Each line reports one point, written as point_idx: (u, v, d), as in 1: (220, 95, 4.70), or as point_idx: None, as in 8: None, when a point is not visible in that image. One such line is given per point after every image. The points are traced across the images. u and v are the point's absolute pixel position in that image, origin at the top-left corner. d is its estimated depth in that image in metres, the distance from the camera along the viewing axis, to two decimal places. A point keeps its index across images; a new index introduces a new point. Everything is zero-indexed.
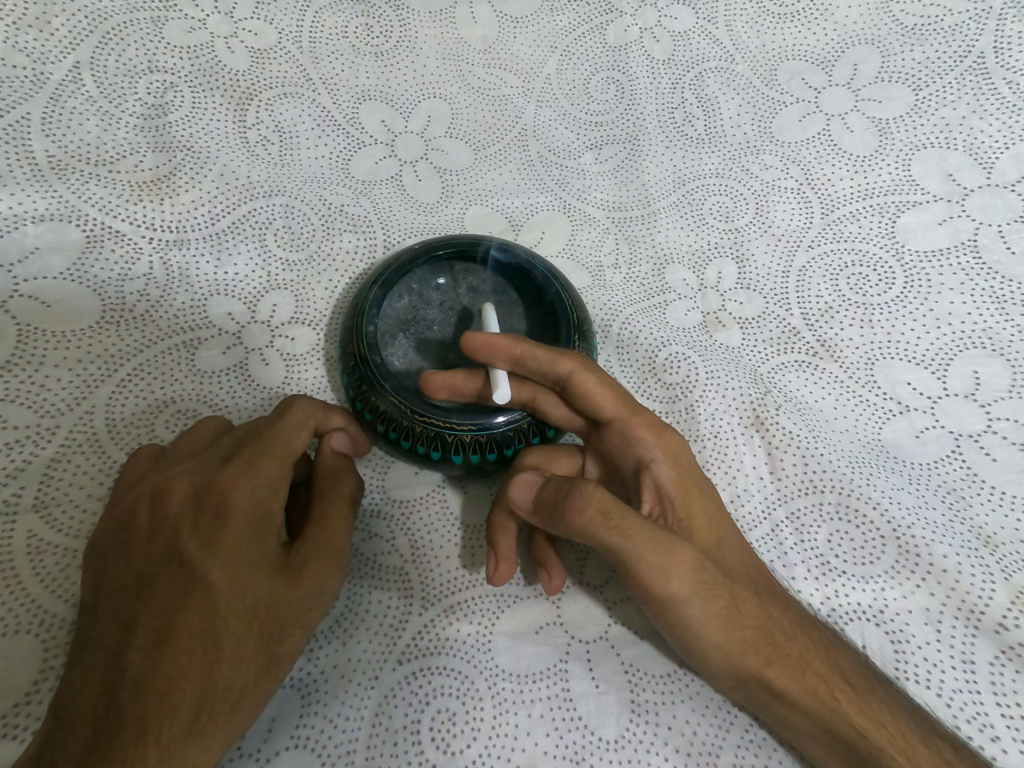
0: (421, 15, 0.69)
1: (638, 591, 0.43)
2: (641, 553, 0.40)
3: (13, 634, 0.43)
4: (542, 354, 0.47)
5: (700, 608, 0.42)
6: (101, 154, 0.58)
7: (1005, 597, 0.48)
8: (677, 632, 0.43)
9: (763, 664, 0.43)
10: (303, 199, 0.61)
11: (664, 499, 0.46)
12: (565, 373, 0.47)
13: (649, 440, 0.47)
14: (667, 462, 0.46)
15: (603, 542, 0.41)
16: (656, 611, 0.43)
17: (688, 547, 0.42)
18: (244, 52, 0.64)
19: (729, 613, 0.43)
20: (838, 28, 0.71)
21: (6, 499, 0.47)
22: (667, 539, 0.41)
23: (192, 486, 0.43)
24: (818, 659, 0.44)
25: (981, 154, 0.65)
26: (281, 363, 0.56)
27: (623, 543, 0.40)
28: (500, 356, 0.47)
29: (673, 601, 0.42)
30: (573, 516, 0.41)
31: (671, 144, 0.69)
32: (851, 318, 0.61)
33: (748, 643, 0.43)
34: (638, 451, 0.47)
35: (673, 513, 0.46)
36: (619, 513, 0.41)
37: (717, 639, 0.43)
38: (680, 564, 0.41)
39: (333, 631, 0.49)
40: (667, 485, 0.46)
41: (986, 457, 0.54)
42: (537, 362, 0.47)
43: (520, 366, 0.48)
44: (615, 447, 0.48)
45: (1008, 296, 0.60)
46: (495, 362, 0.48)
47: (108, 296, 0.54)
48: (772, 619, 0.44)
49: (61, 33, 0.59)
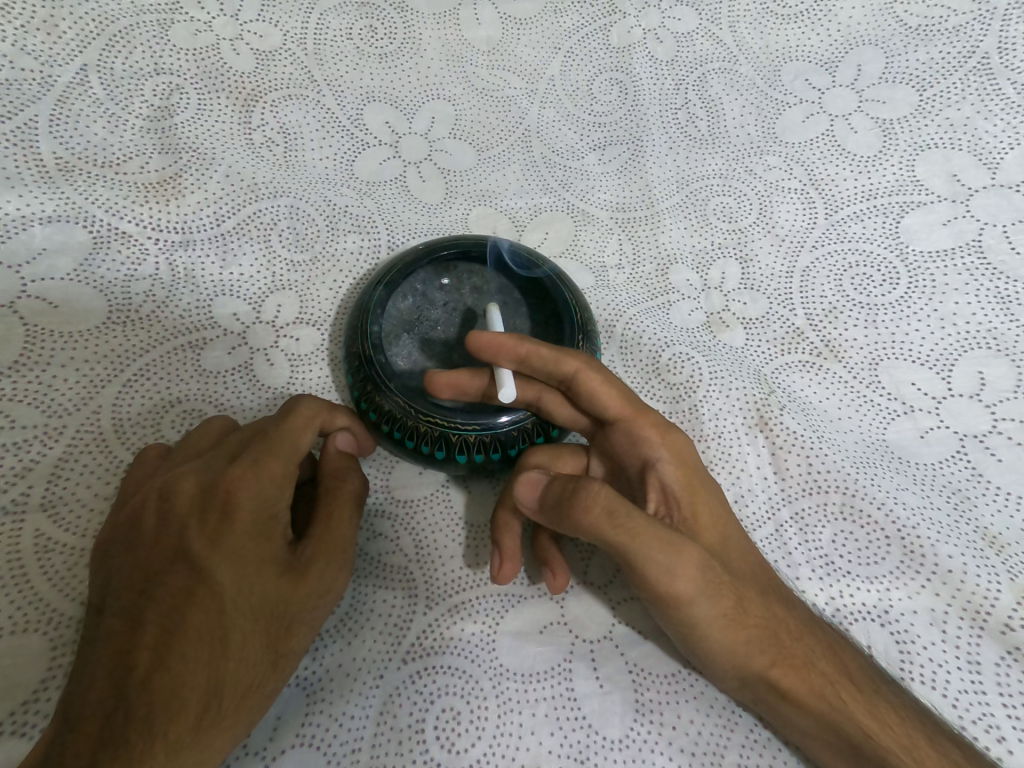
0: (424, 17, 0.69)
1: (643, 591, 0.43)
2: (647, 551, 0.40)
3: (20, 633, 0.43)
4: (547, 353, 0.47)
5: (705, 608, 0.42)
6: (107, 156, 0.58)
7: (1010, 597, 0.48)
8: (682, 632, 0.43)
9: (768, 664, 0.43)
10: (308, 200, 0.62)
11: (669, 498, 0.46)
12: (570, 372, 0.47)
13: (655, 440, 0.47)
14: (672, 461, 0.46)
15: (608, 541, 0.41)
16: (662, 610, 0.43)
17: (694, 546, 0.42)
18: (249, 54, 0.64)
19: (734, 613, 0.43)
20: (841, 29, 0.71)
21: (14, 498, 0.47)
22: (673, 538, 0.41)
23: (198, 485, 0.43)
24: (823, 659, 0.44)
25: (985, 154, 0.65)
26: (286, 363, 0.56)
27: (628, 542, 0.40)
28: (505, 356, 0.47)
29: (679, 601, 0.42)
30: (579, 515, 0.41)
31: (675, 144, 0.69)
32: (855, 318, 0.61)
33: (753, 643, 0.43)
34: (644, 450, 0.47)
35: (678, 512, 0.46)
36: (624, 512, 0.41)
37: (723, 639, 0.42)
38: (686, 563, 0.41)
39: (338, 630, 0.49)
40: (672, 485, 0.46)
41: (991, 457, 0.54)
42: (542, 362, 0.47)
43: (525, 366, 0.48)
44: (620, 447, 0.48)
45: (1012, 296, 0.60)
46: (500, 362, 0.48)
47: (114, 297, 0.55)
48: (776, 618, 0.44)
49: (68, 36, 0.59)
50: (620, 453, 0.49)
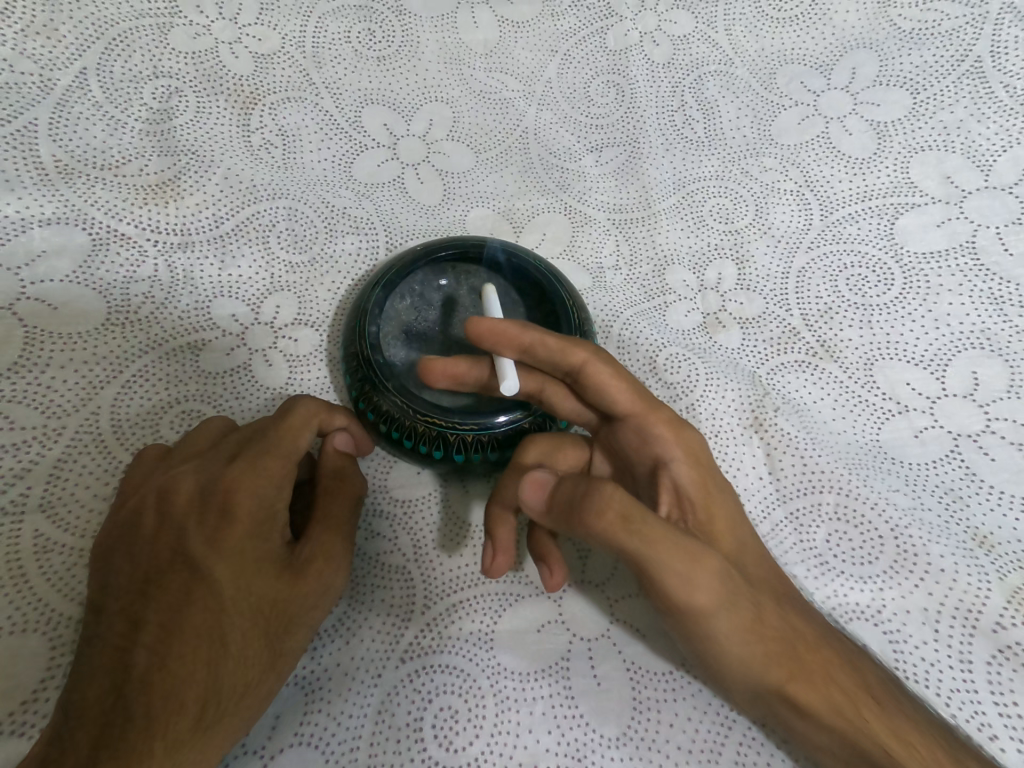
0: (422, 20, 0.70)
1: (657, 597, 0.41)
2: (663, 558, 0.39)
3: (19, 633, 0.43)
4: (552, 343, 0.47)
5: (721, 615, 0.41)
6: (106, 158, 0.59)
7: (1002, 596, 0.49)
8: (695, 639, 0.42)
9: (783, 675, 0.42)
10: (306, 202, 0.62)
11: (681, 499, 0.46)
12: (577, 364, 0.48)
13: (669, 440, 0.47)
14: (685, 462, 0.46)
15: (622, 546, 0.40)
16: (677, 616, 0.42)
17: (710, 550, 0.41)
18: (248, 57, 0.65)
19: (751, 622, 0.42)
20: (836, 32, 0.71)
21: (13, 499, 0.47)
22: (690, 543, 0.40)
23: (198, 484, 0.43)
24: (839, 672, 0.42)
25: (978, 157, 0.65)
26: (285, 364, 0.57)
27: (644, 548, 0.39)
28: (510, 348, 0.47)
29: (695, 608, 0.40)
30: (591, 518, 0.40)
31: (671, 147, 0.69)
32: (850, 319, 0.61)
33: (769, 654, 0.42)
34: (657, 449, 0.47)
35: (690, 514, 0.46)
36: (640, 516, 0.40)
37: (738, 646, 0.41)
38: (704, 569, 0.40)
39: (336, 630, 0.49)
40: (684, 485, 0.46)
41: (984, 457, 0.54)
42: (546, 351, 0.48)
43: (528, 355, 0.48)
44: (632, 446, 0.49)
45: (1005, 297, 0.60)
46: (501, 351, 0.48)
47: (113, 298, 0.55)
48: (794, 630, 0.43)
49: (68, 39, 0.60)
50: (632, 453, 0.49)
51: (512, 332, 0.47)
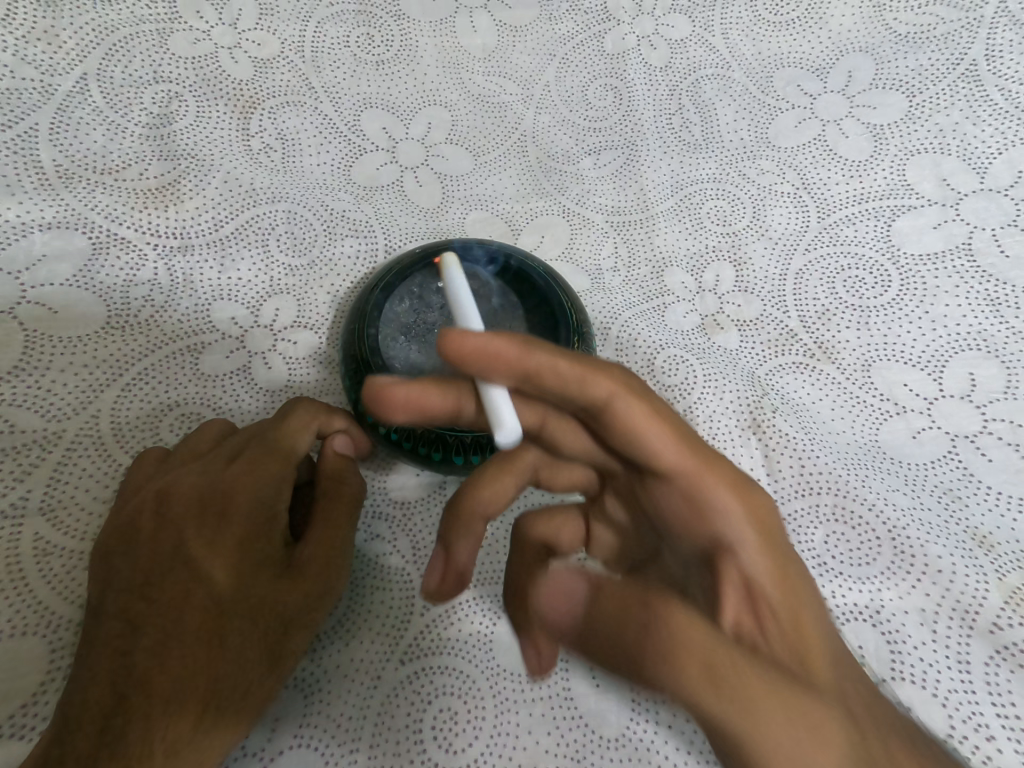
0: (421, 25, 0.70)
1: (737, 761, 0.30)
2: (746, 712, 0.28)
3: (19, 636, 0.44)
4: (564, 369, 0.38)
5: None
6: (106, 163, 0.59)
7: (999, 597, 0.49)
8: None
9: None
10: (306, 206, 0.62)
11: (757, 600, 0.34)
12: (600, 398, 0.38)
13: (729, 509, 0.36)
14: (751, 543, 0.36)
15: (687, 693, 0.28)
16: None
17: (809, 694, 0.29)
18: (248, 62, 0.65)
19: None
20: (832, 36, 0.72)
21: (13, 502, 0.48)
22: (779, 687, 0.29)
23: (197, 486, 0.43)
24: None
25: (974, 159, 0.65)
26: (284, 367, 0.57)
27: (717, 697, 0.28)
28: (512, 375, 0.39)
29: None
30: (642, 654, 0.29)
31: (669, 150, 0.70)
32: (847, 320, 0.62)
33: None
34: (712, 523, 0.37)
35: (768, 617, 0.33)
36: (710, 651, 0.29)
37: None
38: (807, 718, 0.28)
39: (334, 632, 0.49)
40: (757, 577, 0.35)
41: (981, 458, 0.54)
42: (556, 378, 0.38)
43: (533, 382, 0.39)
44: (678, 512, 0.38)
45: (1002, 299, 0.60)
46: (494, 375, 0.39)
47: (113, 302, 0.55)
48: None
49: (69, 45, 0.60)
50: (682, 528, 0.38)
51: (511, 355, 0.38)
